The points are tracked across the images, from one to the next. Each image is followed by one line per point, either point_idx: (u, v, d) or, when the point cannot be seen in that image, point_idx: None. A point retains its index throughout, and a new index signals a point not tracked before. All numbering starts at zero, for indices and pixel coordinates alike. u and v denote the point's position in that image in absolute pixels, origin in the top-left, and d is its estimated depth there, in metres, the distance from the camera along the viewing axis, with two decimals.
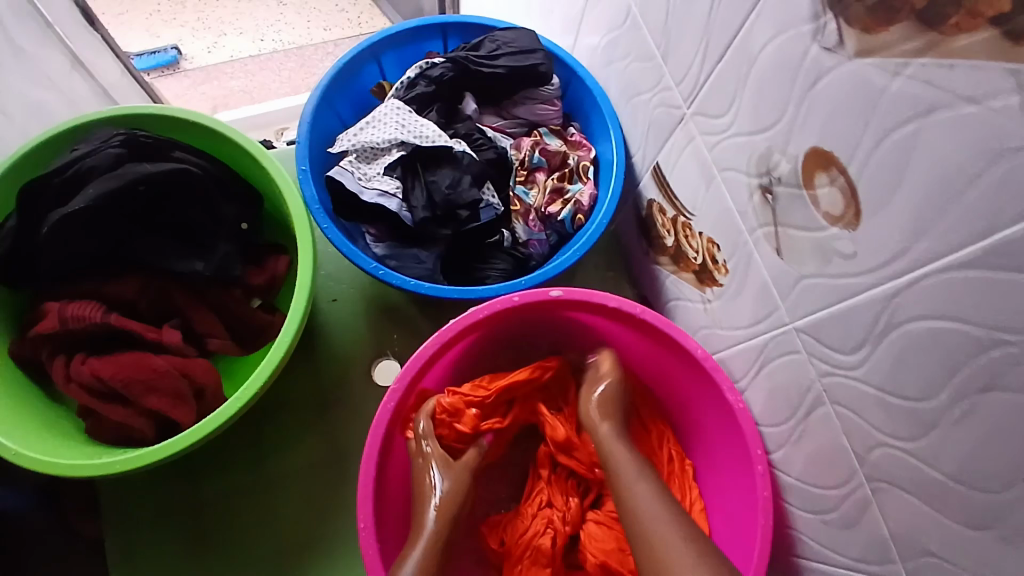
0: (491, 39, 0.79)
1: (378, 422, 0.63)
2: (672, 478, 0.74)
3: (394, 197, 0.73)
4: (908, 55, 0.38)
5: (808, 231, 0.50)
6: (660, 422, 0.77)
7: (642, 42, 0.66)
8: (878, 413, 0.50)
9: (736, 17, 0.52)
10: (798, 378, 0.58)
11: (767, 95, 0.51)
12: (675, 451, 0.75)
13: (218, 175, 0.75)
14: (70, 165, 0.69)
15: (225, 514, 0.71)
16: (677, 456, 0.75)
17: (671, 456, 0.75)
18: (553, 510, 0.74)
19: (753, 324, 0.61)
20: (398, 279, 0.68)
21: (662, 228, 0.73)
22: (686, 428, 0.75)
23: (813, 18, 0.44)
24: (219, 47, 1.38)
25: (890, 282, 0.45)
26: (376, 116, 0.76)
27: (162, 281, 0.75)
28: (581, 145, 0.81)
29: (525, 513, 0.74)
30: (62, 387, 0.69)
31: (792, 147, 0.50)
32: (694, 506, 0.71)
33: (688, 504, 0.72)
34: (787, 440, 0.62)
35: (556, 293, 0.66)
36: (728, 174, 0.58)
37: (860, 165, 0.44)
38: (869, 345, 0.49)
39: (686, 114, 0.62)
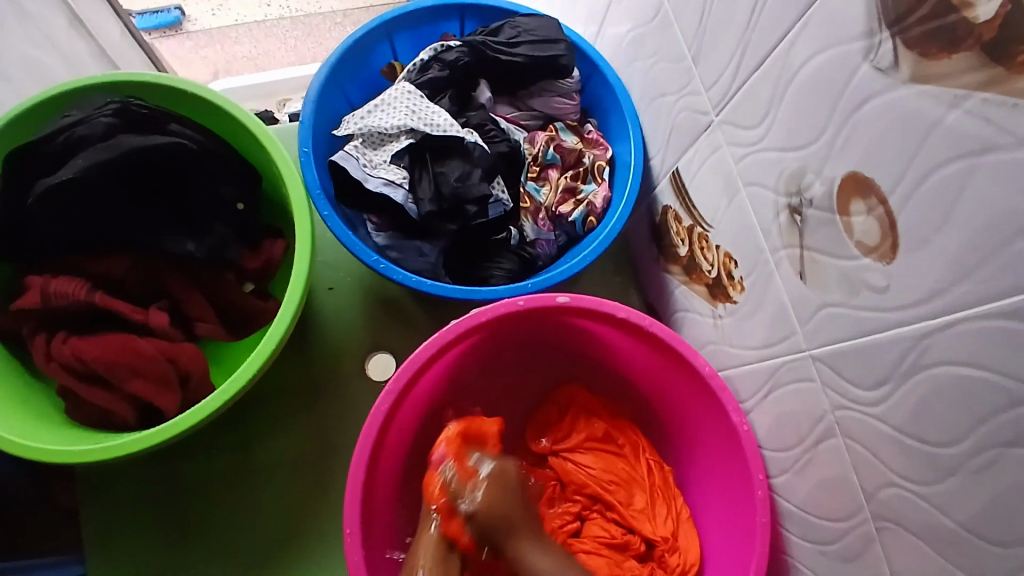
0: (511, 26, 0.75)
1: (370, 427, 0.60)
2: (656, 492, 0.72)
3: (400, 188, 0.70)
4: (968, 87, 0.35)
5: (835, 258, 0.48)
6: (633, 435, 0.76)
7: (672, 42, 0.62)
8: (894, 455, 0.48)
9: (779, 25, 0.48)
10: (809, 407, 0.55)
11: (807, 112, 0.48)
12: (654, 461, 0.74)
13: (216, 153, 0.72)
14: (61, 132, 0.66)
15: (205, 506, 0.69)
16: (657, 466, 0.74)
17: (651, 467, 0.74)
18: None
19: (764, 346, 0.59)
20: (398, 274, 0.65)
21: (676, 236, 0.70)
22: (672, 438, 0.74)
23: (866, 35, 0.41)
24: (224, 10, 1.32)
25: (923, 322, 0.42)
26: (386, 99, 0.72)
27: (151, 259, 0.72)
28: (598, 143, 0.78)
29: None
30: (42, 366, 0.66)
31: (827, 169, 0.47)
32: (681, 517, 0.71)
33: (675, 514, 0.72)
34: (791, 467, 0.60)
35: (563, 299, 0.63)
36: (754, 190, 0.55)
37: (902, 198, 0.41)
38: (892, 384, 0.46)
39: (713, 122, 0.59)
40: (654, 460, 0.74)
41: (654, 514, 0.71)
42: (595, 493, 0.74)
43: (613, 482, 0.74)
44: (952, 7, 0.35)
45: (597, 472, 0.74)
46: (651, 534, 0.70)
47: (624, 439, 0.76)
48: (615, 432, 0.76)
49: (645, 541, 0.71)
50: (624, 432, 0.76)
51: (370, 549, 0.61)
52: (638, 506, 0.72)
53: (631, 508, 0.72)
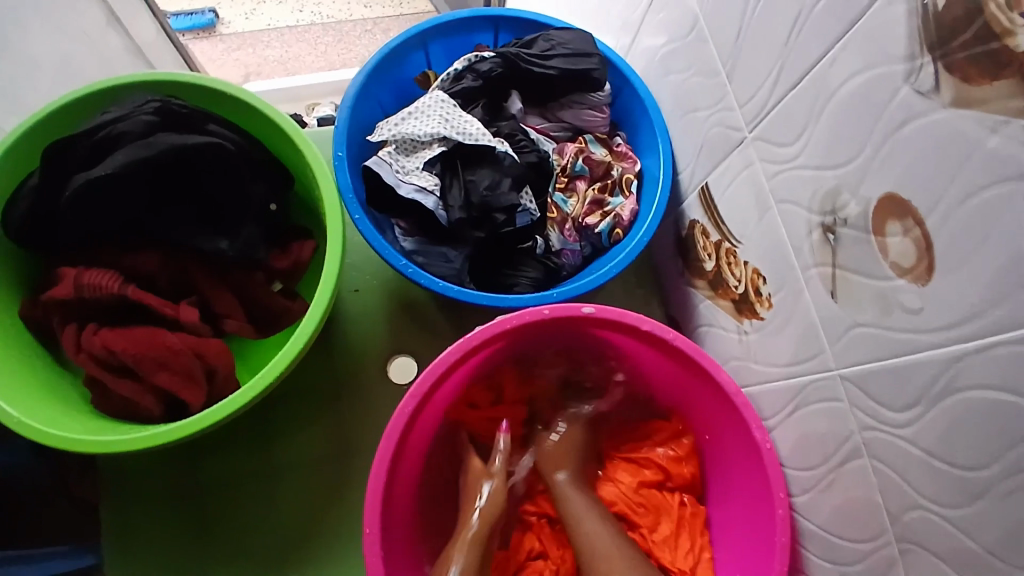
0: (545, 38, 0.76)
1: (394, 428, 0.61)
2: (683, 524, 0.71)
3: (431, 194, 0.71)
4: (1010, 114, 0.36)
5: (870, 278, 0.48)
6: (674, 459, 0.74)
7: (707, 58, 0.63)
8: (922, 476, 0.47)
9: (820, 45, 0.49)
10: (836, 427, 0.55)
11: (844, 131, 0.48)
12: (688, 496, 0.73)
13: (251, 154, 0.73)
14: (101, 127, 0.67)
15: (227, 500, 0.69)
16: (690, 502, 0.73)
17: (684, 500, 0.73)
18: (546, 562, 0.72)
19: (791, 364, 0.59)
20: (427, 279, 0.66)
21: (703, 251, 0.70)
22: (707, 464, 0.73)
23: (908, 59, 0.42)
24: (256, 15, 1.35)
25: (955, 344, 0.42)
26: (420, 106, 0.73)
27: (184, 256, 0.73)
28: (626, 157, 0.79)
29: (516, 559, 0.73)
30: (72, 356, 0.67)
31: (863, 189, 0.47)
32: (702, 555, 0.70)
33: (696, 552, 0.70)
34: (814, 486, 0.60)
35: (588, 310, 0.64)
36: (786, 208, 0.56)
37: (939, 220, 0.42)
38: (921, 405, 0.46)
39: (746, 138, 0.59)
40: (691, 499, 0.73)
41: (676, 545, 0.70)
42: (622, 512, 0.74)
43: (643, 505, 0.73)
44: (993, 34, 0.36)
45: (628, 491, 0.75)
46: (670, 564, 0.69)
47: (677, 470, 0.73)
48: (668, 467, 0.73)
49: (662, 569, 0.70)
50: (678, 468, 0.73)
51: (391, 549, 0.62)
52: (662, 534, 0.71)
53: (653, 535, 0.71)
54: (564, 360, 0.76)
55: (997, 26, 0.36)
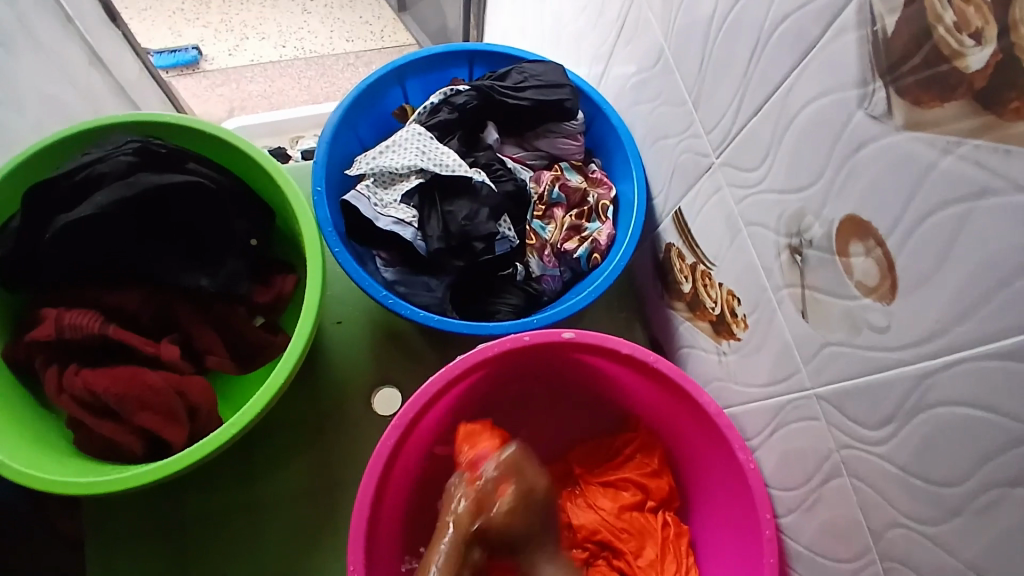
0: (518, 71, 0.78)
1: (376, 460, 0.61)
2: (667, 545, 0.71)
3: (410, 225, 0.72)
4: (962, 134, 0.37)
5: (837, 297, 0.48)
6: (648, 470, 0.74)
7: (674, 86, 0.64)
8: (900, 493, 0.48)
9: (777, 72, 0.50)
10: (815, 445, 0.55)
11: (806, 155, 0.49)
12: (672, 517, 0.73)
13: (232, 190, 0.74)
14: (80, 168, 0.68)
15: (209, 540, 0.68)
16: (674, 522, 0.73)
17: (667, 521, 0.72)
18: None
19: (769, 384, 0.59)
20: (407, 309, 0.67)
21: (680, 273, 0.71)
22: (688, 480, 0.73)
23: (861, 85, 0.43)
24: (240, 51, 1.39)
25: (924, 361, 0.43)
26: (397, 140, 0.75)
27: (165, 293, 0.73)
28: (602, 183, 0.80)
29: None
30: (53, 397, 0.67)
31: (826, 211, 0.48)
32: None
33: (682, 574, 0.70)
34: (798, 506, 0.60)
35: (568, 335, 0.64)
36: (755, 230, 0.57)
37: (900, 239, 0.42)
38: (896, 423, 0.46)
39: (714, 163, 0.61)
40: (673, 519, 0.73)
41: (662, 570, 0.70)
42: (606, 539, 0.73)
43: (626, 530, 0.72)
44: (943, 57, 0.37)
45: (610, 518, 0.73)
46: None
47: (655, 484, 0.73)
48: (646, 484, 0.73)
49: None
50: (655, 482, 0.73)
51: None
52: (647, 559, 0.71)
53: (639, 560, 0.71)
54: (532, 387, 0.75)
55: (945, 48, 0.37)
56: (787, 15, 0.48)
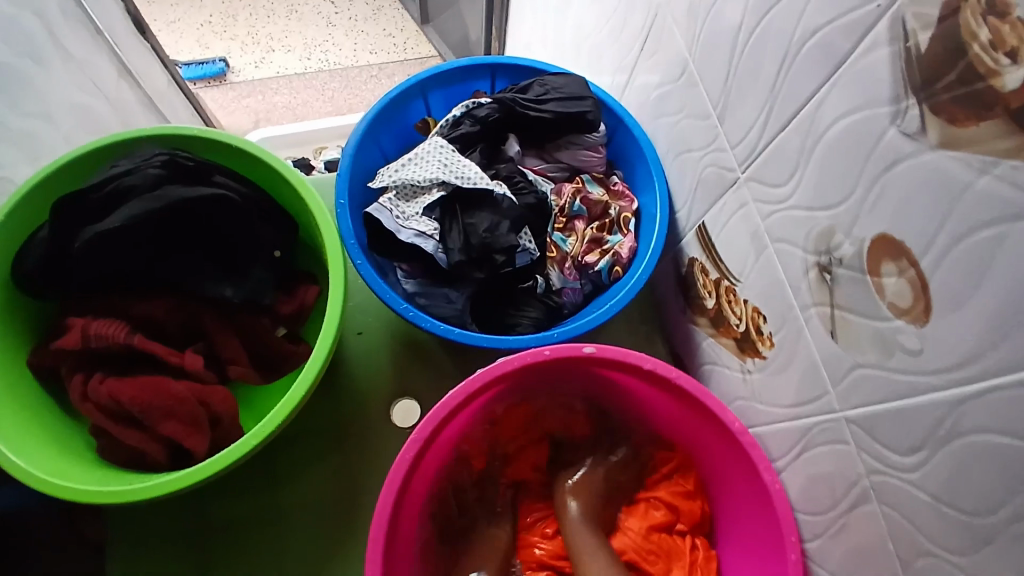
0: (540, 83, 0.78)
1: (395, 471, 0.60)
2: (695, 569, 0.69)
3: (431, 238, 0.72)
4: (999, 154, 0.35)
5: (868, 319, 0.47)
6: (682, 479, 0.73)
7: (698, 99, 0.64)
8: (931, 523, 0.46)
9: (807, 87, 0.49)
10: (843, 470, 0.53)
11: (835, 172, 0.48)
12: (701, 540, 0.71)
13: (257, 201, 0.75)
14: (109, 181, 0.69)
15: (228, 548, 0.69)
16: (703, 546, 0.71)
17: (695, 545, 0.71)
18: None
19: (796, 405, 0.58)
20: (427, 322, 0.66)
21: (703, 288, 0.70)
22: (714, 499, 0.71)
23: (893, 101, 0.42)
24: (266, 63, 1.41)
25: (957, 388, 0.41)
26: (420, 153, 0.75)
27: (190, 304, 0.74)
28: (623, 196, 0.80)
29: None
30: (78, 404, 0.68)
31: (857, 229, 0.47)
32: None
33: None
34: (824, 531, 0.58)
35: (589, 349, 0.63)
36: (782, 247, 0.55)
37: (934, 262, 0.41)
38: (927, 449, 0.45)
39: (739, 178, 0.59)
40: (702, 544, 0.70)
41: None
42: (633, 560, 0.72)
43: (654, 551, 0.71)
44: (978, 75, 0.36)
45: (638, 539, 0.73)
46: None
47: (687, 507, 0.71)
48: (678, 505, 0.72)
49: None
50: (687, 505, 0.72)
51: None
52: None
53: None
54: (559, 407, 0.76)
55: (981, 66, 0.36)
56: (816, 30, 0.47)
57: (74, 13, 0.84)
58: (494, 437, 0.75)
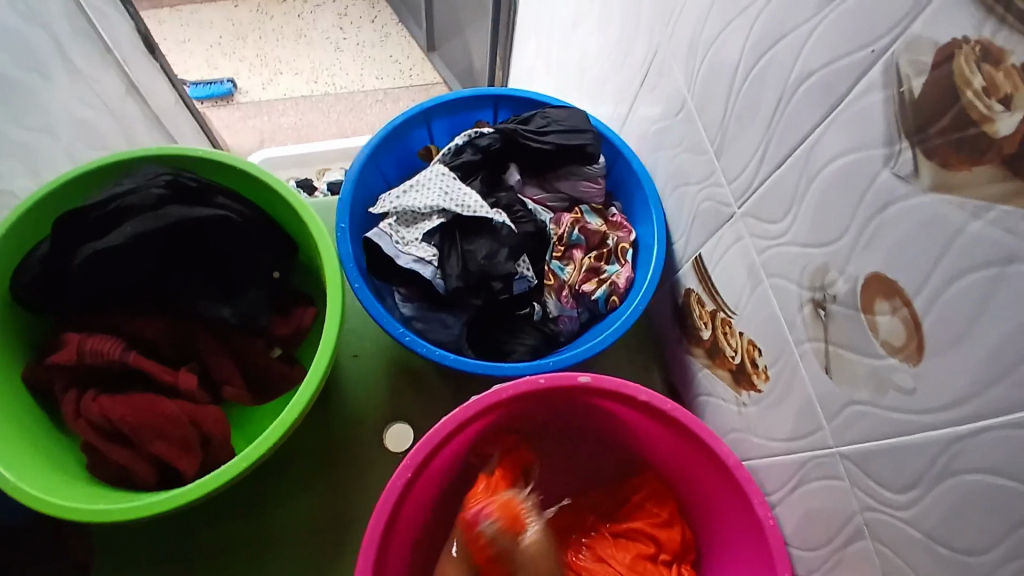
0: (541, 115, 0.80)
1: (387, 499, 0.60)
2: None
3: (430, 264, 0.72)
4: (991, 199, 0.36)
5: (863, 357, 0.48)
6: (664, 509, 0.73)
7: (696, 135, 0.65)
8: (927, 562, 0.46)
9: (804, 125, 0.50)
10: (838, 506, 0.53)
11: (831, 211, 0.49)
12: (687, 572, 0.71)
13: (258, 223, 0.75)
14: (111, 200, 0.70)
15: (217, 573, 0.67)
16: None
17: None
18: None
19: (790, 439, 0.58)
20: (423, 347, 0.67)
21: (699, 319, 0.71)
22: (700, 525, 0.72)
23: (887, 144, 0.43)
24: (274, 85, 1.43)
25: (951, 427, 0.42)
26: (421, 179, 0.76)
27: (187, 322, 0.75)
28: (621, 226, 0.81)
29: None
30: (69, 422, 0.68)
31: (851, 267, 0.48)
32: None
33: None
34: (820, 567, 0.57)
35: (585, 379, 0.64)
36: (777, 282, 0.56)
37: (928, 300, 0.42)
38: (922, 487, 0.45)
39: (735, 214, 0.60)
40: (688, 572, 0.71)
41: None
42: None
43: None
44: (971, 120, 0.37)
45: (622, 570, 0.72)
46: None
47: (667, 535, 0.72)
48: (658, 535, 0.72)
49: None
50: (667, 533, 0.72)
51: None
52: None
53: None
54: (552, 432, 0.75)
55: (974, 112, 0.37)
56: (812, 72, 0.48)
57: (83, 26, 0.86)
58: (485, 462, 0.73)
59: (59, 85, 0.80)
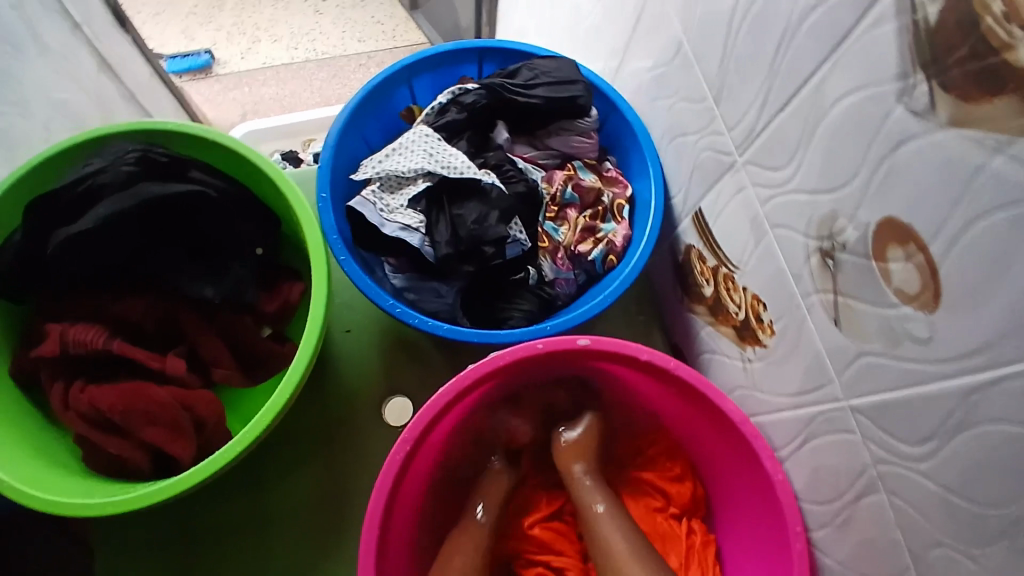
0: (529, 67, 0.76)
1: (386, 473, 0.58)
2: (692, 554, 0.67)
3: (417, 231, 0.69)
4: (1013, 133, 0.33)
5: (876, 307, 0.45)
6: (676, 463, 0.72)
7: (693, 81, 0.61)
8: (945, 517, 0.44)
9: (805, 65, 0.47)
10: (849, 461, 0.52)
11: (839, 154, 0.46)
12: (698, 525, 0.69)
13: (235, 197, 0.72)
14: (81, 181, 0.66)
15: (222, 554, 0.67)
16: (700, 530, 0.69)
17: (693, 529, 0.69)
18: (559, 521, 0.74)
19: (799, 394, 0.56)
20: (416, 318, 0.64)
21: (701, 276, 0.68)
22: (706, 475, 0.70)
23: (900, 77, 0.40)
24: (253, 54, 1.37)
25: (968, 377, 0.39)
26: (404, 143, 0.72)
27: (171, 306, 0.72)
28: (617, 182, 0.78)
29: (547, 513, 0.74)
30: (60, 413, 0.66)
31: (862, 213, 0.45)
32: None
33: None
34: (830, 521, 0.56)
35: (584, 342, 0.61)
36: (781, 232, 0.53)
37: (945, 246, 0.39)
38: (938, 440, 0.43)
39: (737, 162, 0.57)
40: (698, 526, 0.69)
41: None
42: None
43: (648, 535, 0.71)
44: (991, 49, 0.34)
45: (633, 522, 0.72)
46: None
47: (676, 489, 0.71)
48: (667, 488, 0.71)
49: None
50: (678, 488, 0.71)
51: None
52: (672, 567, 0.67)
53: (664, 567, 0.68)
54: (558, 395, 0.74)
55: (994, 39, 0.33)
56: (817, 4, 0.44)
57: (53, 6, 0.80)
58: (486, 430, 0.73)
59: (29, 68, 0.75)
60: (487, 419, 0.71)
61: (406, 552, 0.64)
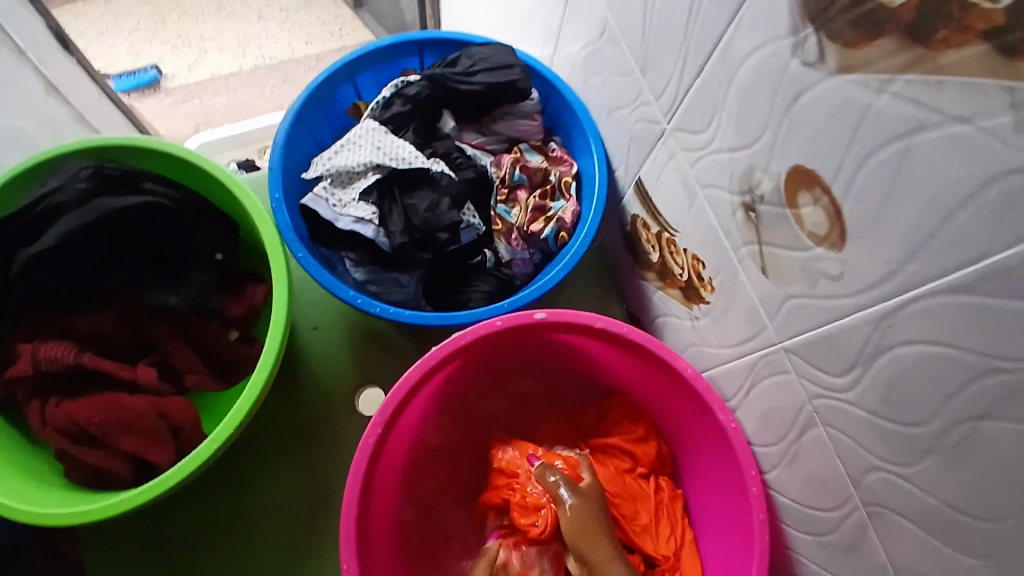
0: (467, 56, 0.78)
1: (359, 461, 0.60)
2: (661, 510, 0.72)
3: (371, 223, 0.71)
4: (893, 71, 0.37)
5: (794, 251, 0.48)
6: (638, 424, 0.74)
7: (620, 56, 0.64)
8: (876, 440, 0.48)
9: (716, 26, 0.49)
10: (790, 400, 0.55)
11: (750, 110, 0.49)
12: (665, 481, 0.73)
13: (192, 205, 0.74)
14: (37, 202, 0.68)
15: (210, 554, 0.69)
16: (667, 486, 0.73)
17: (660, 485, 0.73)
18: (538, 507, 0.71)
19: (741, 343, 0.59)
20: (377, 306, 0.67)
21: (647, 242, 0.71)
22: (669, 432, 0.73)
23: (792, 33, 0.43)
24: (200, 66, 1.38)
25: (879, 303, 0.43)
26: (352, 138, 0.74)
27: (138, 317, 0.74)
28: (562, 160, 0.80)
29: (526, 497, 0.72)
30: (37, 430, 0.67)
31: (773, 165, 0.48)
32: (685, 538, 0.71)
33: (678, 536, 0.71)
34: (780, 460, 0.60)
35: (540, 315, 0.64)
36: (711, 192, 0.56)
37: (845, 185, 0.42)
38: (859, 368, 0.47)
39: (666, 129, 0.60)
40: (665, 483, 0.73)
41: (656, 533, 0.70)
42: None
43: (619, 496, 0.72)
44: None
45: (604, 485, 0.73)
46: (653, 552, 0.70)
47: (642, 450, 0.73)
48: (633, 450, 0.73)
49: (645, 559, 0.71)
50: (643, 448, 0.73)
51: (368, 562, 0.61)
52: (643, 522, 0.71)
53: (635, 524, 0.71)
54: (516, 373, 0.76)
55: None
56: None
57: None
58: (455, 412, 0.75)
59: None
60: (455, 400, 0.74)
61: (387, 536, 0.66)
